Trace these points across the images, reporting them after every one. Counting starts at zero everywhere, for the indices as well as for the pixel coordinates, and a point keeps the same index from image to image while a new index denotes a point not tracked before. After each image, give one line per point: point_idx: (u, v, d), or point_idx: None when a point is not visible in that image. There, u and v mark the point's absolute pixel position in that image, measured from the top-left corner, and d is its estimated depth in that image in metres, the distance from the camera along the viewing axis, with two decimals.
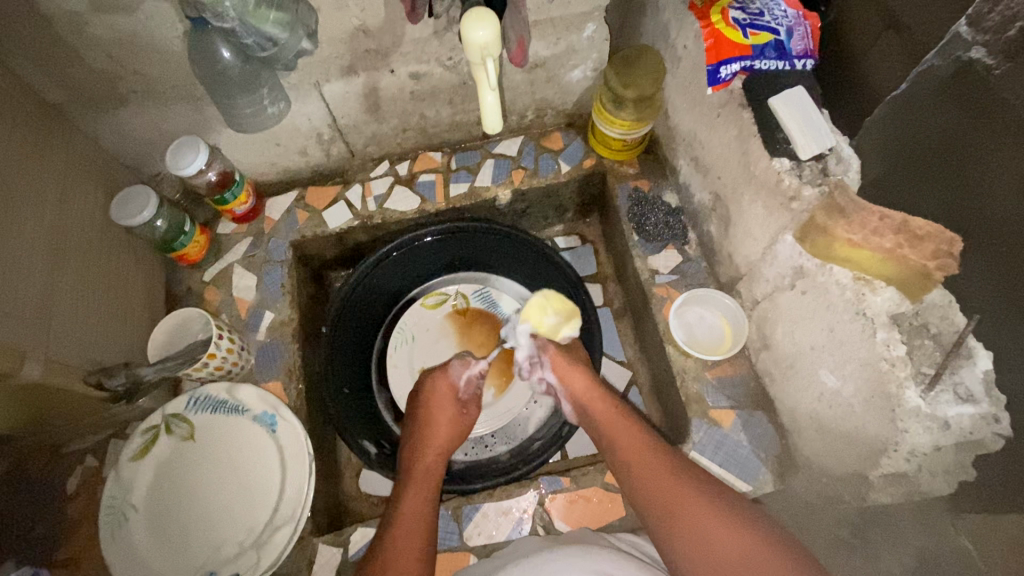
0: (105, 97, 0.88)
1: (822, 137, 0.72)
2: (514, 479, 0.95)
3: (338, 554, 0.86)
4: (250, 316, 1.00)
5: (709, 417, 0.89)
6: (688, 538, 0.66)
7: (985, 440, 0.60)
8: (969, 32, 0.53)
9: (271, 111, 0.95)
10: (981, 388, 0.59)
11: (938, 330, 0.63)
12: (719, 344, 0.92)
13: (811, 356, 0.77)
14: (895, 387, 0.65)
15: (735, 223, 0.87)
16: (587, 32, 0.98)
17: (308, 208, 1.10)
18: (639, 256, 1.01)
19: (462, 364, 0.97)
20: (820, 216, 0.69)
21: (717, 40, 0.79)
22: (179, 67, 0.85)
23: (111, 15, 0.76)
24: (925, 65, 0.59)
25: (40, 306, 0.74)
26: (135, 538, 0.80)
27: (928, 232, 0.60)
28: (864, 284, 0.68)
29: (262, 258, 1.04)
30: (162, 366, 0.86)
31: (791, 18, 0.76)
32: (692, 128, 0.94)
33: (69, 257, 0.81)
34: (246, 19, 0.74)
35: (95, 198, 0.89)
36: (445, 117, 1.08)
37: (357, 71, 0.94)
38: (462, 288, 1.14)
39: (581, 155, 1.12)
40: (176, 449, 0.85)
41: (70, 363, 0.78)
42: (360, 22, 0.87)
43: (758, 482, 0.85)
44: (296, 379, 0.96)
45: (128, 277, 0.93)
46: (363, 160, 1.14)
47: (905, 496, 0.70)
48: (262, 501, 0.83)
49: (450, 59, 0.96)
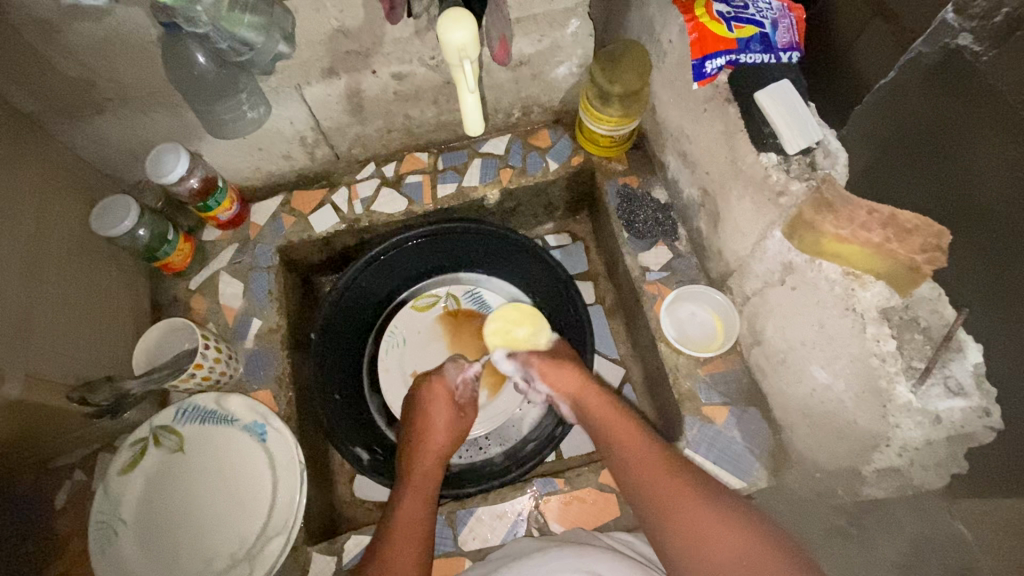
0: (81, 105, 0.86)
1: (809, 131, 0.71)
2: (507, 483, 0.93)
3: (332, 562, 0.86)
4: (238, 324, 0.99)
5: (701, 414, 0.88)
6: (684, 534, 0.66)
7: (975, 433, 0.61)
8: (955, 19, 0.52)
9: (251, 117, 0.94)
10: (971, 381, 0.60)
11: (928, 325, 0.64)
12: (709, 342, 0.92)
13: (802, 351, 0.76)
14: (885, 381, 0.64)
15: (724, 219, 0.87)
16: (571, 28, 0.97)
17: (293, 213, 1.08)
18: (629, 253, 1.00)
19: (457, 367, 0.98)
20: (808, 212, 0.67)
21: (701, 35, 0.78)
22: (155, 73, 0.84)
23: (83, 22, 0.75)
24: (912, 52, 0.57)
25: (18, 321, 0.73)
26: (126, 553, 0.79)
27: (917, 225, 0.60)
28: (853, 279, 0.67)
29: (249, 265, 1.03)
30: (148, 378, 0.84)
31: (775, 10, 0.76)
32: (679, 123, 0.93)
33: (49, 270, 0.80)
34: (219, 23, 0.73)
35: (75, 208, 0.88)
36: (430, 117, 1.07)
37: (338, 72, 0.93)
38: (453, 289, 1.15)
39: (569, 152, 1.11)
40: (163, 461, 0.84)
41: (51, 378, 0.77)
42: (339, 23, 0.85)
43: (752, 479, 0.83)
44: (285, 387, 0.95)
45: (111, 288, 0.91)
46: (348, 162, 1.12)
47: (898, 489, 0.72)
48: (253, 511, 0.82)
49: (432, 59, 0.95)
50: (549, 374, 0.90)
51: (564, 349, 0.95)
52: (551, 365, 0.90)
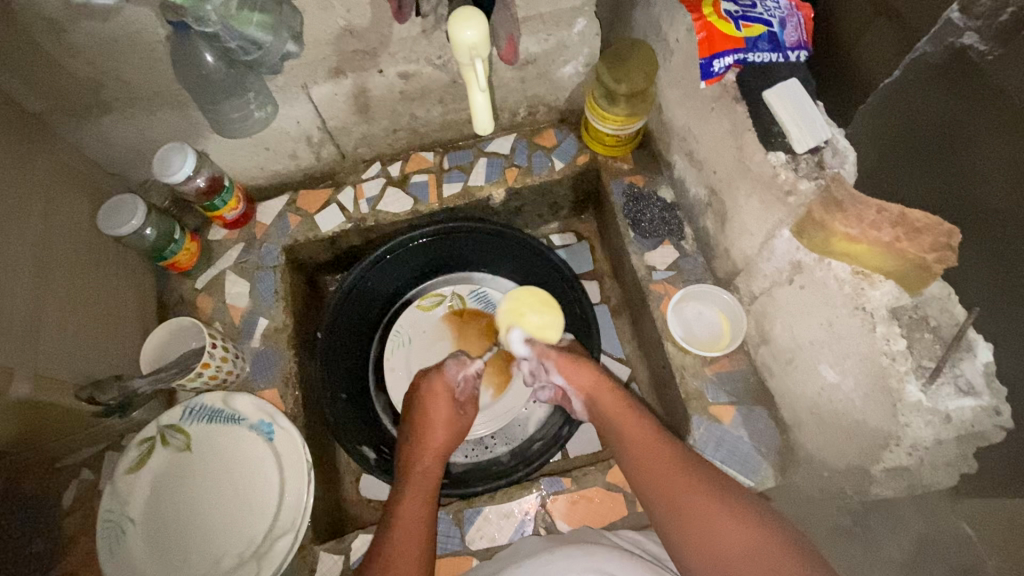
0: (87, 105, 0.86)
1: (818, 130, 0.70)
2: (514, 481, 0.93)
3: (339, 562, 0.86)
4: (244, 323, 0.99)
5: (709, 413, 0.88)
6: (693, 530, 0.66)
7: (986, 432, 0.59)
8: (961, 18, 0.52)
9: (257, 116, 0.94)
10: (981, 381, 0.58)
11: (938, 323, 0.62)
12: (717, 340, 0.92)
13: (811, 350, 0.76)
14: (895, 380, 0.65)
15: (731, 218, 0.87)
16: (577, 28, 0.97)
17: (299, 212, 1.08)
18: (635, 252, 1.00)
19: (458, 364, 0.95)
20: (816, 211, 0.69)
21: (709, 34, 0.77)
22: (162, 73, 0.84)
23: (90, 22, 0.75)
24: (916, 52, 0.58)
25: (27, 321, 0.73)
26: (134, 552, 0.79)
27: (925, 224, 0.59)
28: (862, 278, 0.67)
29: (255, 264, 1.03)
30: (155, 378, 0.84)
31: (784, 9, 0.75)
32: (685, 122, 0.93)
33: (57, 269, 0.80)
34: (228, 22, 0.73)
35: (82, 208, 0.88)
36: (436, 117, 1.07)
37: (345, 72, 0.93)
38: (457, 288, 1.15)
39: (574, 151, 1.11)
40: (171, 460, 0.84)
41: (60, 377, 0.77)
42: (346, 22, 0.85)
43: (760, 477, 0.85)
44: (291, 387, 0.95)
45: (118, 288, 0.91)
46: (354, 161, 1.12)
47: (907, 489, 0.70)
48: (261, 510, 0.82)
49: (440, 58, 0.95)
50: (565, 370, 0.89)
51: (576, 351, 0.96)
52: (568, 362, 0.89)
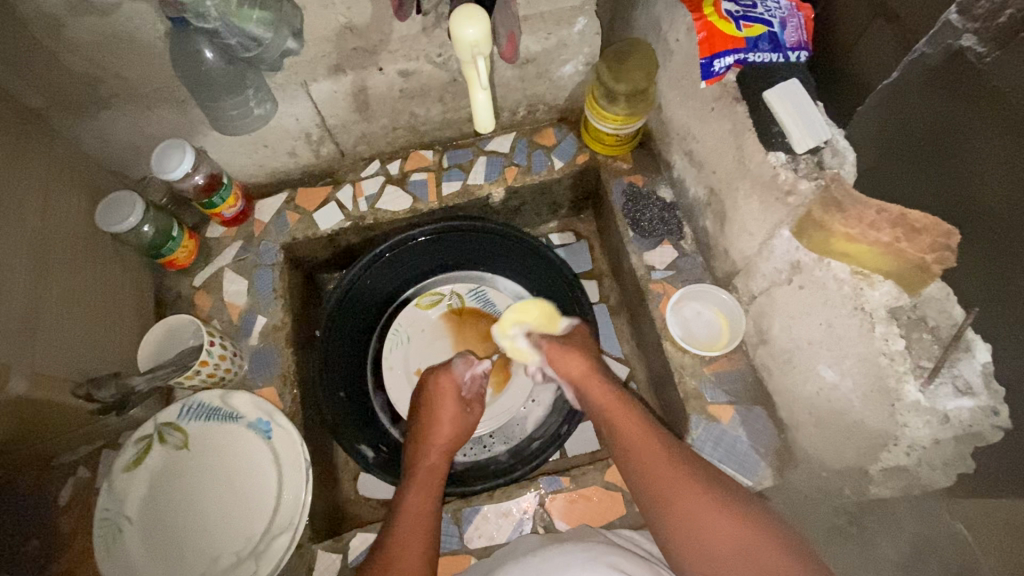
0: (86, 100, 0.86)
1: (817, 130, 0.70)
2: (513, 479, 0.95)
3: (338, 560, 0.86)
4: (243, 321, 0.98)
5: (707, 413, 0.88)
6: (681, 528, 0.67)
7: (984, 432, 0.60)
8: (959, 20, 0.52)
9: (257, 113, 0.94)
10: (979, 381, 0.59)
11: (936, 323, 0.62)
12: (715, 340, 0.92)
13: (809, 350, 0.76)
14: (894, 380, 0.65)
15: (730, 219, 0.87)
16: (578, 27, 0.97)
17: (298, 210, 1.08)
18: (634, 252, 1.01)
19: (466, 362, 0.98)
20: (817, 211, 0.68)
21: (710, 33, 0.78)
22: (161, 69, 0.84)
23: (89, 16, 0.75)
24: (914, 53, 0.58)
25: (25, 319, 0.72)
26: (130, 550, 0.79)
27: (925, 224, 0.59)
28: (861, 279, 0.67)
29: (253, 262, 1.03)
30: (152, 376, 0.82)
31: (784, 9, 0.75)
32: (685, 122, 0.93)
33: (55, 266, 0.79)
34: (228, 18, 0.74)
35: (80, 205, 0.88)
36: (435, 115, 1.07)
37: (344, 70, 0.93)
38: (457, 287, 1.14)
39: (574, 150, 1.11)
40: (169, 458, 0.84)
41: (59, 375, 0.77)
42: (346, 20, 0.85)
43: (758, 477, 0.84)
44: (290, 384, 0.95)
45: (116, 285, 0.91)
46: (353, 159, 1.12)
47: (904, 489, 0.71)
48: (259, 508, 0.82)
49: (440, 56, 0.94)
50: (554, 357, 0.91)
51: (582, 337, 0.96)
52: (557, 352, 0.91)
